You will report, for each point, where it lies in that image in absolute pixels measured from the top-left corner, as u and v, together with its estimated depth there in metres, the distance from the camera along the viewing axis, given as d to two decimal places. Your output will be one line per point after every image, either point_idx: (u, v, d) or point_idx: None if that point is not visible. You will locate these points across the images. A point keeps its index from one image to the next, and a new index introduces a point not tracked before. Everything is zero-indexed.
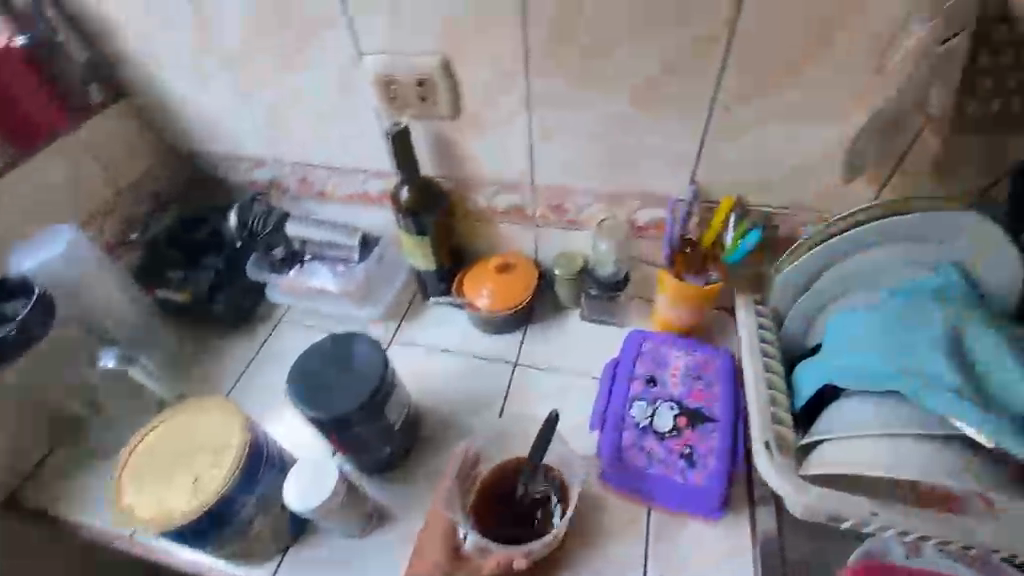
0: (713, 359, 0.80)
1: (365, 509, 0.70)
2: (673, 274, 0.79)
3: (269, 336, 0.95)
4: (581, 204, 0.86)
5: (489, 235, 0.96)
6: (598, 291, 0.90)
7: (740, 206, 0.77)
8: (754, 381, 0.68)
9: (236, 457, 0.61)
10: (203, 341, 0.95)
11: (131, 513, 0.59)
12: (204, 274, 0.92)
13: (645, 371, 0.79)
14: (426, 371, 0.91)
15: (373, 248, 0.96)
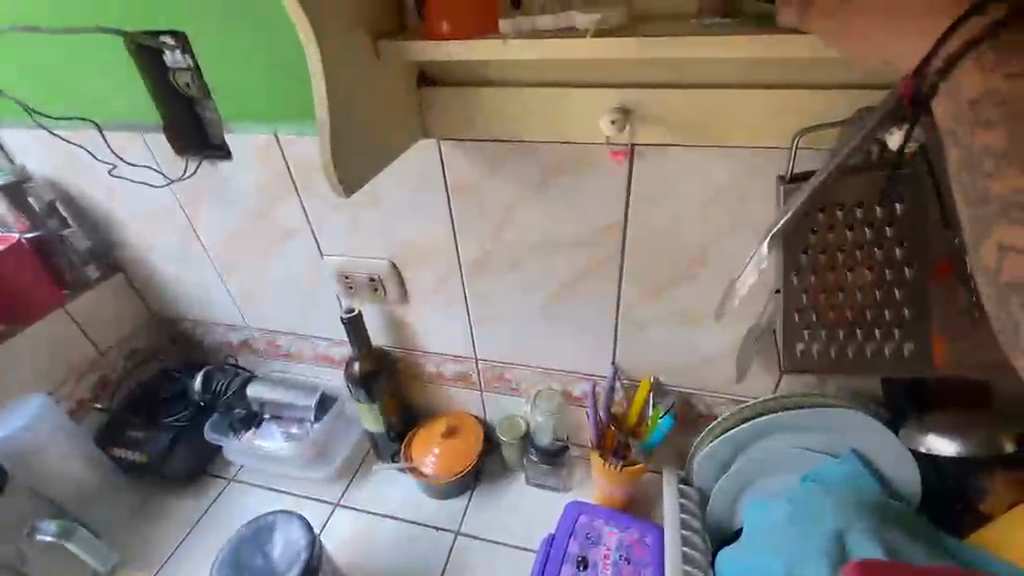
0: (646, 535, 0.82)
1: None
2: (597, 453, 0.85)
3: (219, 493, 0.99)
4: (518, 376, 0.93)
5: (439, 398, 1.02)
6: (538, 457, 0.94)
7: (657, 388, 0.85)
8: (671, 573, 0.71)
9: None
10: (158, 498, 0.98)
11: None
12: (165, 435, 0.96)
13: (578, 549, 0.81)
14: (370, 537, 0.92)
15: (331, 408, 1.02)
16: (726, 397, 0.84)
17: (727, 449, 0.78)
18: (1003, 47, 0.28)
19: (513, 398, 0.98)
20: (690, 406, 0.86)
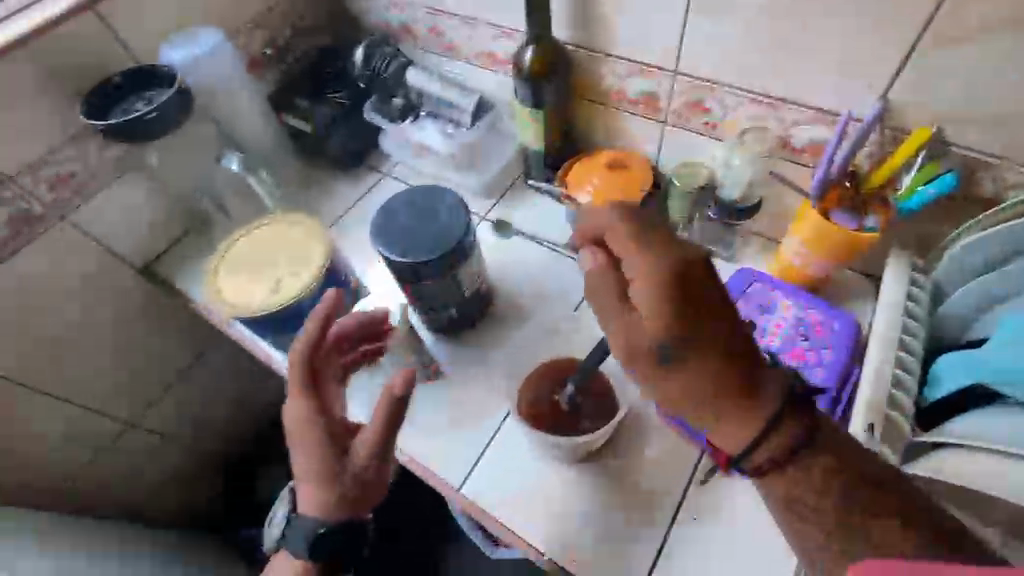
0: (833, 321, 0.67)
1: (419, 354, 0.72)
2: (815, 208, 0.63)
3: (371, 185, 0.97)
4: (725, 107, 0.71)
5: (608, 127, 0.84)
6: (715, 216, 0.76)
7: (937, 143, 0.59)
8: (878, 352, 0.57)
9: (319, 268, 0.64)
10: (316, 173, 0.99)
11: (219, 300, 0.63)
12: (325, 108, 0.93)
13: (744, 313, 0.69)
14: (504, 255, 0.87)
15: (486, 116, 0.90)
16: None
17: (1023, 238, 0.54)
18: (775, 434, 0.47)
19: (702, 140, 0.77)
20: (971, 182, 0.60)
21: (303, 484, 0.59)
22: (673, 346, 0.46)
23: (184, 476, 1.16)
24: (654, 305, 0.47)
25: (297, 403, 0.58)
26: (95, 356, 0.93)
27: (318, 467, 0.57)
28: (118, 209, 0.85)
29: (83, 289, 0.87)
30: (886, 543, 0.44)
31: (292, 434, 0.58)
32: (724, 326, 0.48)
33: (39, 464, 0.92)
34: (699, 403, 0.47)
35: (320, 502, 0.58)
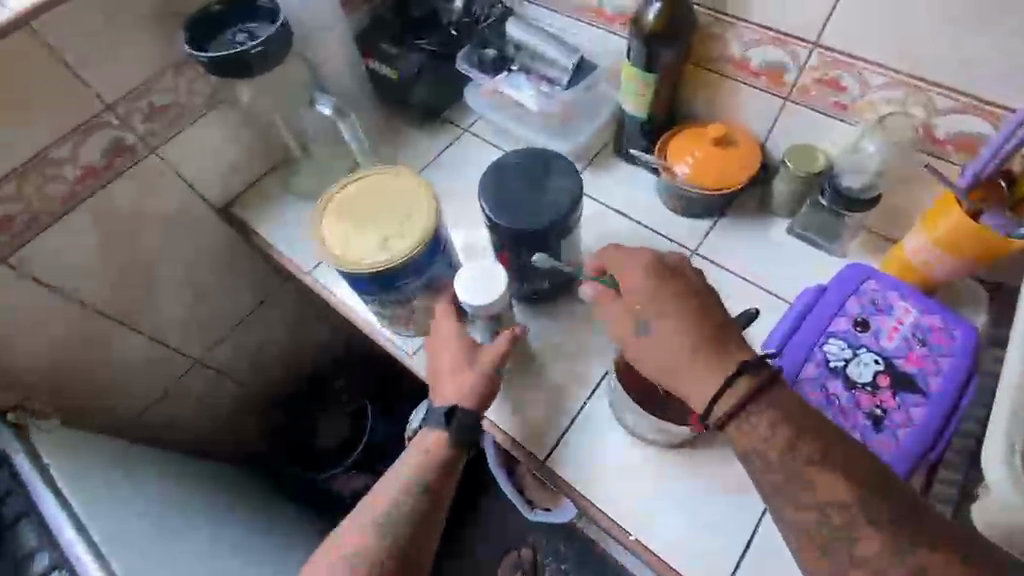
0: (953, 329, 0.64)
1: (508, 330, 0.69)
2: (965, 209, 0.60)
3: (454, 141, 0.94)
4: (864, 86, 0.66)
5: (719, 100, 0.79)
6: (827, 201, 0.72)
7: None
8: None
9: (427, 229, 0.61)
10: (397, 123, 0.96)
11: (326, 249, 0.61)
12: (416, 56, 0.89)
13: (857, 310, 0.66)
14: (591, 227, 0.84)
15: (586, 77, 0.84)
16: None
17: None
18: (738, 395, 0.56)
19: (830, 122, 0.71)
20: None
21: (442, 381, 0.67)
22: (647, 317, 0.60)
23: (244, 413, 1.20)
24: (643, 287, 0.61)
25: (447, 328, 0.68)
26: (174, 292, 0.94)
27: (460, 369, 0.67)
28: (206, 145, 0.85)
29: (168, 223, 0.87)
30: (826, 489, 0.53)
31: (437, 341, 0.69)
32: (692, 302, 0.60)
33: (120, 390, 0.95)
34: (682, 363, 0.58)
35: (456, 395, 0.66)
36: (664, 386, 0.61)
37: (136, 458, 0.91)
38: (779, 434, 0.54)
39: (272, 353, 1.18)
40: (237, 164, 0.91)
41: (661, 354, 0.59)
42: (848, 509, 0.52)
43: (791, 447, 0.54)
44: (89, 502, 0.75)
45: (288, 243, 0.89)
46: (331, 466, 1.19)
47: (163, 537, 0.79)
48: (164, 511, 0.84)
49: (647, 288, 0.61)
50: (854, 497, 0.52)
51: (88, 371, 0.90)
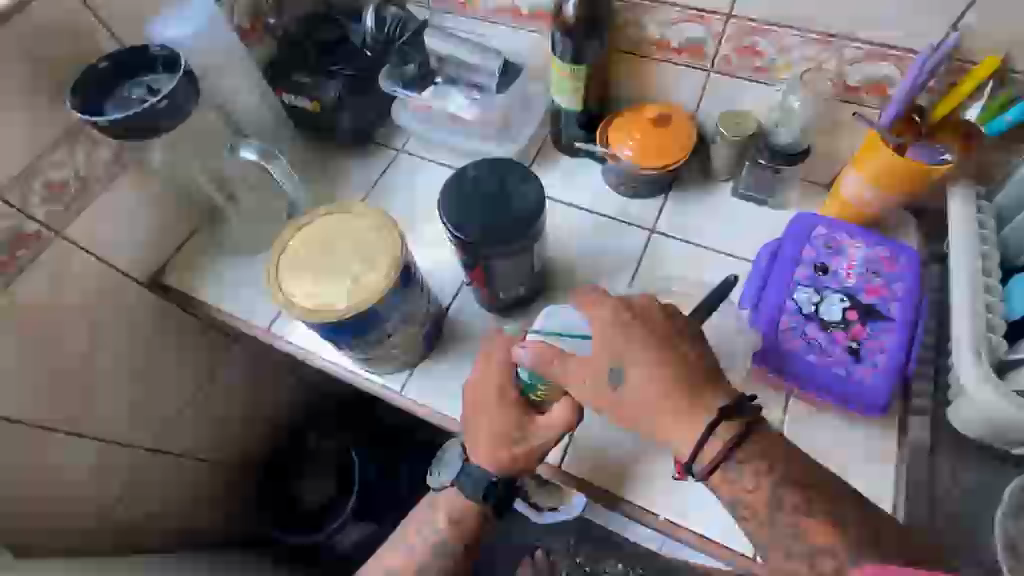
0: (898, 256, 0.69)
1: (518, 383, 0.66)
2: (892, 147, 0.64)
3: (390, 163, 0.90)
4: (779, 48, 0.70)
5: (646, 81, 0.81)
6: (766, 161, 0.76)
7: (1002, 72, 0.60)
8: (969, 281, 0.59)
9: (396, 262, 0.58)
10: (327, 156, 0.92)
11: (290, 301, 0.57)
12: (334, 83, 0.85)
13: (814, 256, 0.70)
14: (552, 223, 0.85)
15: (514, 79, 0.84)
16: None
17: None
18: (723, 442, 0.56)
19: (751, 86, 0.76)
20: None
21: (478, 442, 0.66)
22: (619, 372, 0.58)
23: (219, 491, 1.11)
24: (608, 341, 0.58)
25: (490, 388, 0.66)
26: (114, 381, 0.84)
27: (499, 435, 0.65)
28: (120, 216, 0.78)
29: (92, 307, 0.79)
30: (812, 536, 0.53)
31: (472, 405, 0.67)
32: (664, 347, 0.57)
33: (72, 501, 0.85)
34: (667, 410, 0.56)
35: (491, 459, 0.66)
36: (642, 433, 0.59)
37: (110, 572, 0.82)
38: (761, 485, 0.55)
39: (235, 421, 1.09)
40: (159, 228, 0.83)
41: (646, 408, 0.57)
42: (834, 552, 0.52)
43: (774, 497, 0.55)
44: None
45: (236, 303, 0.82)
46: (326, 521, 1.15)
47: None
48: None
49: (610, 347, 0.58)
50: (840, 540, 0.52)
51: (30, 490, 0.79)
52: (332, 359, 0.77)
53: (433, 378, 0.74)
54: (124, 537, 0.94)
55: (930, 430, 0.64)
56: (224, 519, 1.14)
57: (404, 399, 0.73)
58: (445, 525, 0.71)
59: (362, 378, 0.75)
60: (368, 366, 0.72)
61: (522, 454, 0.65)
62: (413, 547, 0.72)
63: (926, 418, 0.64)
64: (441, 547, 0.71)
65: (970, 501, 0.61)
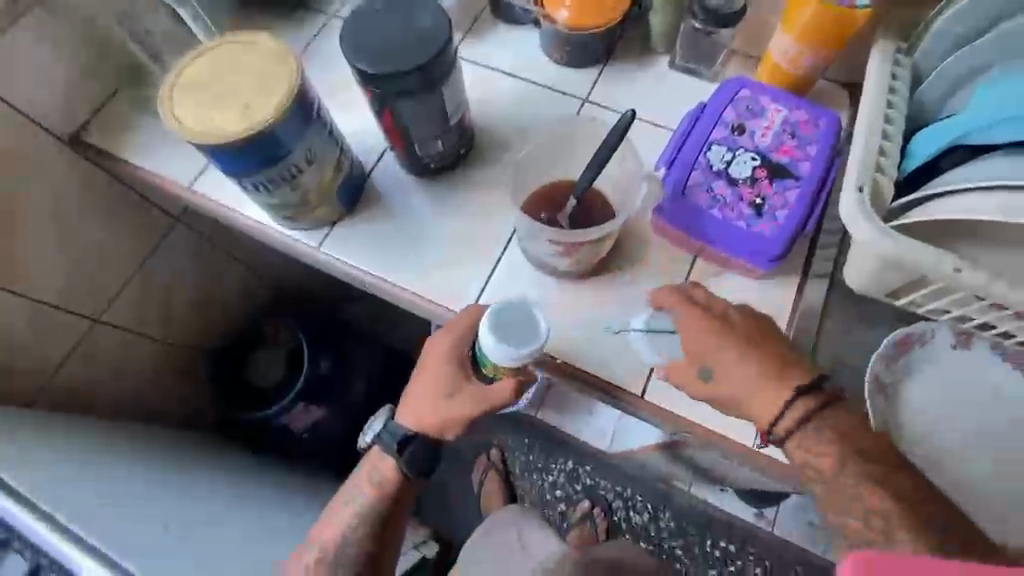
0: (818, 119, 0.69)
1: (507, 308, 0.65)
2: None
3: (321, 28, 0.86)
4: None
5: None
6: (700, 24, 0.74)
7: None
8: (868, 122, 0.58)
9: (290, 89, 0.57)
10: (255, 18, 0.87)
11: (182, 127, 0.57)
12: None
13: (734, 117, 0.70)
14: (485, 92, 0.81)
15: None
16: None
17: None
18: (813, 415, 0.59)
19: None
20: None
21: (413, 393, 0.71)
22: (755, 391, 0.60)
23: (177, 370, 1.14)
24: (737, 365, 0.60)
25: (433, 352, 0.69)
26: (42, 244, 0.84)
27: (435, 393, 0.69)
28: (28, 63, 0.74)
29: (11, 160, 0.77)
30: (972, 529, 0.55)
31: (421, 365, 0.70)
32: (740, 335, 0.61)
33: (17, 361, 0.88)
34: (765, 392, 0.59)
35: (418, 420, 0.70)
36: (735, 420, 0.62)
37: (56, 427, 0.86)
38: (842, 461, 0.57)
39: (183, 303, 1.09)
40: (76, 84, 0.80)
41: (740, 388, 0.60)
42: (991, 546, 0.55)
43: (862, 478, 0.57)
44: (21, 474, 0.72)
45: (162, 164, 0.81)
46: (275, 402, 1.18)
47: (112, 495, 0.77)
48: (110, 473, 0.82)
49: (690, 328, 0.62)
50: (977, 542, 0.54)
51: None
52: (255, 217, 0.77)
53: (351, 237, 0.74)
54: (69, 405, 0.96)
55: (824, 292, 0.68)
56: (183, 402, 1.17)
57: (329, 257, 0.74)
58: (370, 488, 0.75)
59: (286, 236, 0.75)
60: (287, 220, 0.72)
61: (452, 415, 0.68)
62: (340, 516, 0.76)
63: (823, 280, 0.68)
64: (366, 511, 0.75)
65: (851, 351, 0.67)
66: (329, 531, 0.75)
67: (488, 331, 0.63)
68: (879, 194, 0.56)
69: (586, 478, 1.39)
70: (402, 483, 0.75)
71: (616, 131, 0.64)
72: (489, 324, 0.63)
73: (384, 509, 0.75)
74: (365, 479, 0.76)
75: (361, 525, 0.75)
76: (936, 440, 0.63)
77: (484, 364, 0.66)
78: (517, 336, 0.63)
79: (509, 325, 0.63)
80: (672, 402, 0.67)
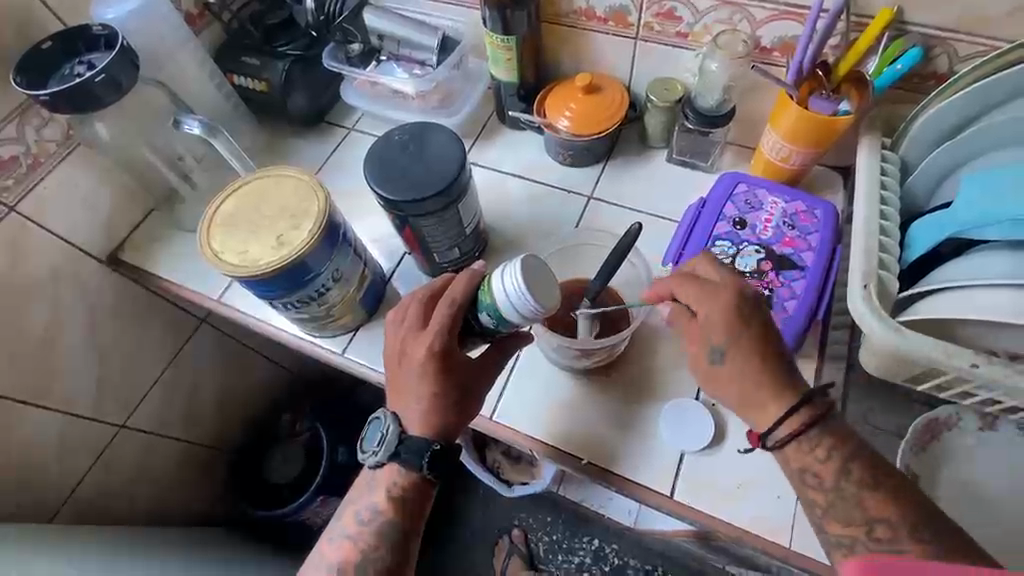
0: (815, 209, 0.73)
1: (510, 265, 0.57)
2: (795, 101, 0.67)
3: (341, 141, 0.93)
4: (695, 13, 0.74)
5: (580, 51, 0.85)
6: (693, 124, 0.79)
7: (896, 24, 0.64)
8: (865, 218, 0.61)
9: (319, 218, 0.62)
10: (281, 136, 0.94)
11: (218, 260, 0.61)
12: (281, 63, 0.87)
13: (734, 212, 0.73)
14: (495, 193, 0.86)
15: (453, 53, 0.86)
16: (985, 42, 0.63)
17: (975, 103, 0.61)
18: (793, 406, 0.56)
19: (674, 50, 0.79)
20: (927, 58, 0.66)
21: (415, 412, 0.62)
22: (722, 338, 0.58)
23: (196, 468, 1.14)
24: (717, 313, 0.58)
25: (415, 362, 0.62)
26: (73, 357, 0.86)
27: (436, 397, 0.62)
28: (73, 195, 0.81)
29: (52, 283, 0.81)
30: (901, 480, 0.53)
31: (408, 370, 0.62)
32: (724, 300, 0.58)
33: (41, 475, 0.88)
34: (747, 368, 0.57)
35: (440, 429, 0.63)
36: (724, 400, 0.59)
37: (80, 541, 0.85)
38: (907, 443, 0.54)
39: (206, 400, 1.11)
40: (114, 207, 0.86)
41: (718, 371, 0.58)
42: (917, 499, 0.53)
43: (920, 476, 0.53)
44: None
45: (189, 277, 0.85)
46: (295, 496, 1.18)
47: None
48: None
49: (706, 306, 0.59)
50: (891, 524, 0.52)
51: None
52: (278, 324, 0.80)
53: (374, 341, 0.77)
54: (87, 516, 0.95)
55: (843, 376, 0.69)
56: (198, 500, 1.16)
57: (351, 362, 0.76)
58: (384, 502, 0.64)
59: (310, 343, 0.77)
60: (313, 330, 0.75)
61: (468, 406, 0.64)
62: (354, 536, 0.64)
63: (840, 364, 0.69)
64: (385, 529, 0.63)
65: (882, 441, 0.65)
66: (338, 552, 0.64)
67: (515, 276, 0.56)
68: (886, 290, 0.58)
69: (613, 557, 1.31)
70: (426, 490, 0.65)
71: (623, 245, 0.68)
72: (513, 266, 0.56)
73: (405, 522, 0.64)
74: (379, 494, 0.64)
75: (378, 547, 0.63)
76: (987, 529, 0.60)
77: (496, 319, 0.60)
78: (539, 292, 0.56)
79: (533, 279, 0.56)
80: (703, 501, 0.65)
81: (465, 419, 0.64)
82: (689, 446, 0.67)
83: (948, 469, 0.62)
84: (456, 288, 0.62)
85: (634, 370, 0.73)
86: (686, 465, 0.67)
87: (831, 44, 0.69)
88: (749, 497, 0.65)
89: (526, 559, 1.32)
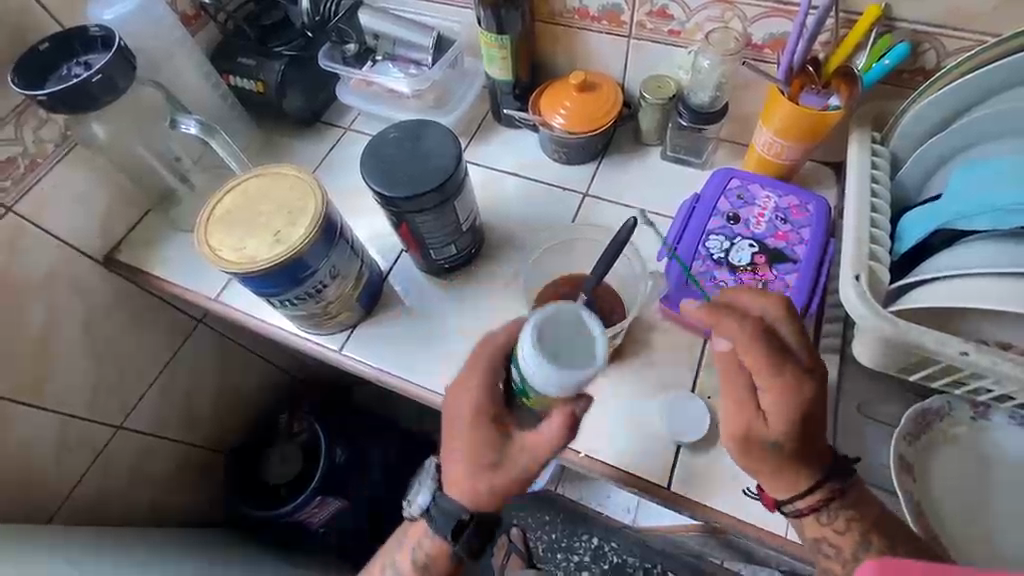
0: (807, 203, 0.73)
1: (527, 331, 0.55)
2: (787, 96, 0.68)
3: (337, 141, 0.93)
4: (687, 11, 0.75)
5: (574, 50, 0.86)
6: (687, 121, 0.79)
7: (885, 20, 0.65)
8: (856, 211, 0.62)
9: (316, 216, 0.62)
10: (277, 136, 0.94)
11: (217, 256, 0.61)
12: (276, 63, 0.87)
13: (728, 207, 0.74)
14: (491, 191, 0.87)
15: (448, 52, 0.87)
16: (971, 37, 0.64)
17: (963, 97, 0.62)
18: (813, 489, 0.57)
19: (667, 48, 0.80)
20: (915, 53, 0.67)
21: (454, 473, 0.62)
22: (780, 441, 0.55)
23: (193, 468, 1.14)
24: (785, 412, 0.54)
25: (458, 419, 0.63)
26: (71, 358, 0.87)
27: (474, 462, 0.61)
28: (71, 195, 0.81)
29: (50, 283, 0.82)
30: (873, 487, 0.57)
31: (449, 428, 0.63)
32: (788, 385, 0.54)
33: (39, 476, 0.88)
34: (789, 457, 0.55)
35: (473, 493, 0.61)
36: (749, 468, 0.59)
37: (76, 542, 0.84)
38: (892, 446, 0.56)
39: (204, 401, 1.11)
40: (112, 208, 0.86)
41: (762, 457, 0.56)
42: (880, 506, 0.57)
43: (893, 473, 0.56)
44: None
45: (187, 276, 0.85)
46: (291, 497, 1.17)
47: None
48: None
49: (774, 404, 0.54)
50: None
51: None
52: (276, 321, 0.80)
53: (371, 337, 0.77)
54: (84, 518, 0.95)
55: (838, 367, 0.69)
56: (196, 500, 1.16)
57: (349, 359, 0.76)
58: (408, 565, 0.66)
59: (307, 340, 0.78)
60: (311, 327, 0.75)
61: (502, 479, 0.60)
62: None
63: (835, 355, 0.70)
64: None
65: (877, 431, 0.66)
66: None
67: (530, 347, 0.54)
68: (877, 281, 0.59)
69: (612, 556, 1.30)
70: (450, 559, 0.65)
71: (618, 240, 0.69)
72: (528, 334, 0.55)
73: None
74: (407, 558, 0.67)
75: None
76: (981, 518, 0.60)
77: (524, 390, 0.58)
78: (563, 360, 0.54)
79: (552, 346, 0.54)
80: (700, 492, 0.66)
81: (500, 492, 0.61)
82: (683, 436, 0.67)
83: (941, 458, 0.63)
84: (496, 342, 0.63)
85: (631, 365, 0.73)
86: (682, 457, 0.67)
87: (821, 40, 0.70)
88: (745, 491, 0.65)
89: (525, 558, 1.32)
